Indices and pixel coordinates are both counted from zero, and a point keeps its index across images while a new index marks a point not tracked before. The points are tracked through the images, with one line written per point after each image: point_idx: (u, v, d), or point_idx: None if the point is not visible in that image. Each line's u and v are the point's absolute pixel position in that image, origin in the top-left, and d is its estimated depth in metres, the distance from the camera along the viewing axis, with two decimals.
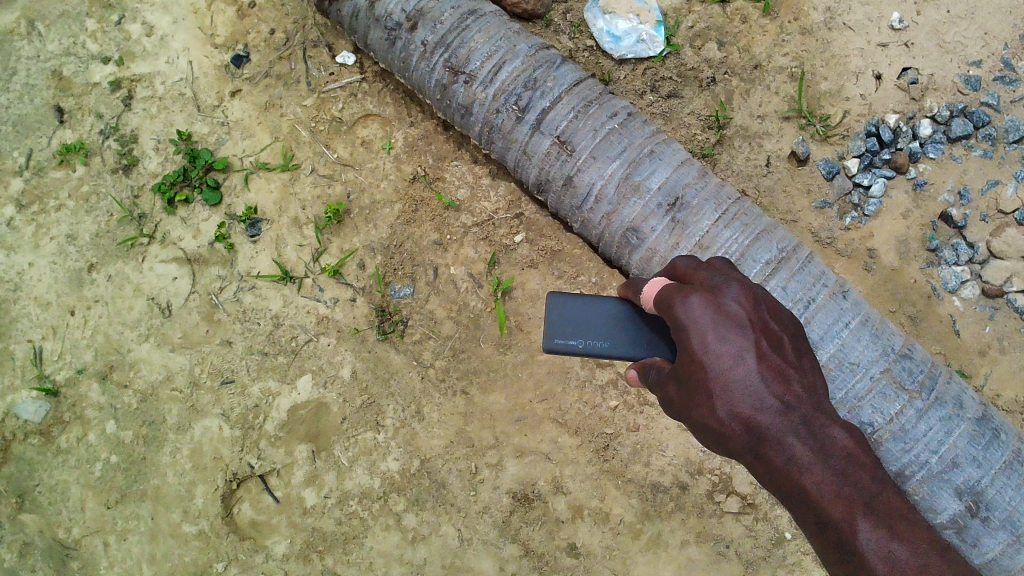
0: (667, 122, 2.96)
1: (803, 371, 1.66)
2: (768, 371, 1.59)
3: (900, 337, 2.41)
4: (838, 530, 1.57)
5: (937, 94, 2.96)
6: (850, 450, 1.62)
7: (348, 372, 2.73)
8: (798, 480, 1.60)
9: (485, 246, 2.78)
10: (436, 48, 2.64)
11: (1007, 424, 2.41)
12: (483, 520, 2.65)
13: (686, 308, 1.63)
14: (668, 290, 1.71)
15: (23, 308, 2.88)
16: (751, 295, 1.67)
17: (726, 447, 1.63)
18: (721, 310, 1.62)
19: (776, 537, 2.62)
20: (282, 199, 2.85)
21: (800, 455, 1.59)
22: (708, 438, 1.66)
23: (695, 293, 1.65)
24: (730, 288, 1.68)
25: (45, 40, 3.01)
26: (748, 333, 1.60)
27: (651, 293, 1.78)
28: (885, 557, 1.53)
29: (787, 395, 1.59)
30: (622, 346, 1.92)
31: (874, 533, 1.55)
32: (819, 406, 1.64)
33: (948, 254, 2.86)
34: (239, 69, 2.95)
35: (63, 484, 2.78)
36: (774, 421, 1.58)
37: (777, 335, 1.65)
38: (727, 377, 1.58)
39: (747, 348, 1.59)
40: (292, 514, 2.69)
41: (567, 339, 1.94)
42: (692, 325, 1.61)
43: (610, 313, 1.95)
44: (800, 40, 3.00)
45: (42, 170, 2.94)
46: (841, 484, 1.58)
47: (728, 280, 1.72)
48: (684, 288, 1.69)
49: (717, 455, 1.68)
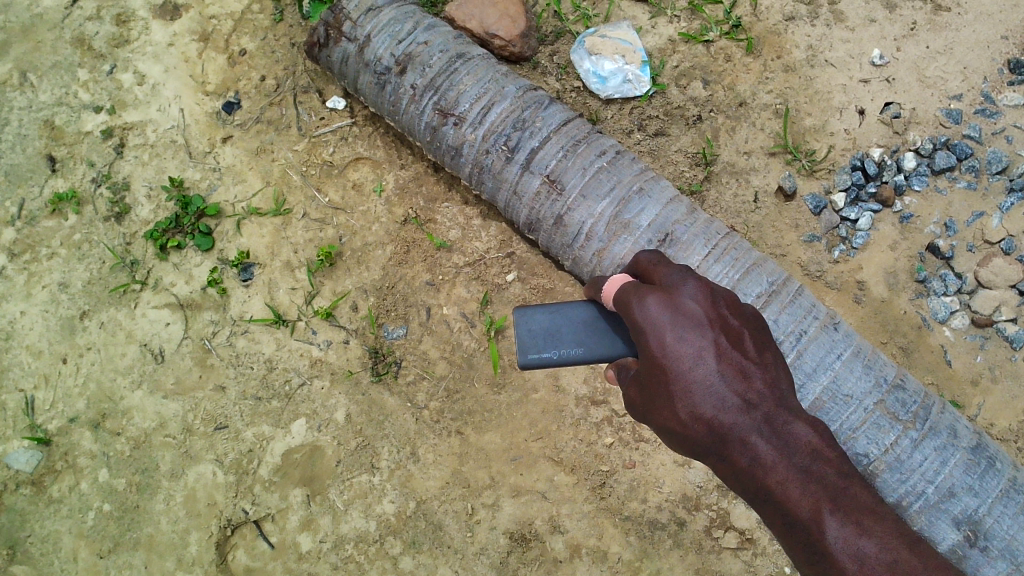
0: (655, 160, 3.00)
1: (767, 366, 1.67)
2: (729, 369, 1.61)
3: (892, 367, 2.42)
4: (806, 529, 1.60)
5: (920, 128, 3.01)
6: (814, 446, 1.65)
7: (343, 415, 2.73)
8: (762, 479, 1.63)
9: (477, 285, 2.79)
10: (425, 91, 2.68)
11: (1003, 453, 2.42)
12: (479, 562, 2.63)
13: (643, 309, 1.65)
14: (625, 290, 1.73)
15: (15, 356, 2.87)
16: (708, 292, 1.68)
17: (691, 446, 1.66)
18: (678, 309, 1.64)
19: (776, 571, 2.61)
20: (274, 243, 2.87)
21: (763, 454, 1.62)
22: (674, 440, 1.68)
23: (652, 295, 1.66)
24: (687, 286, 1.69)
25: (37, 90, 3.04)
26: (707, 332, 1.62)
27: (612, 291, 1.81)
28: (855, 555, 1.56)
29: (749, 393, 1.62)
30: (596, 348, 1.93)
31: (843, 530, 1.58)
32: (782, 403, 1.66)
33: (936, 285, 2.89)
34: (230, 116, 2.98)
35: (55, 535, 2.74)
36: (735, 419, 1.61)
37: (737, 331, 1.67)
38: (687, 378, 1.60)
39: (706, 347, 1.61)
40: (287, 560, 2.66)
41: (540, 351, 1.95)
42: (649, 326, 1.63)
43: (578, 318, 1.96)
44: (783, 77, 3.06)
45: (34, 220, 2.95)
46: (807, 483, 1.61)
47: (685, 278, 1.73)
48: (641, 288, 1.71)
49: (682, 454, 1.71)
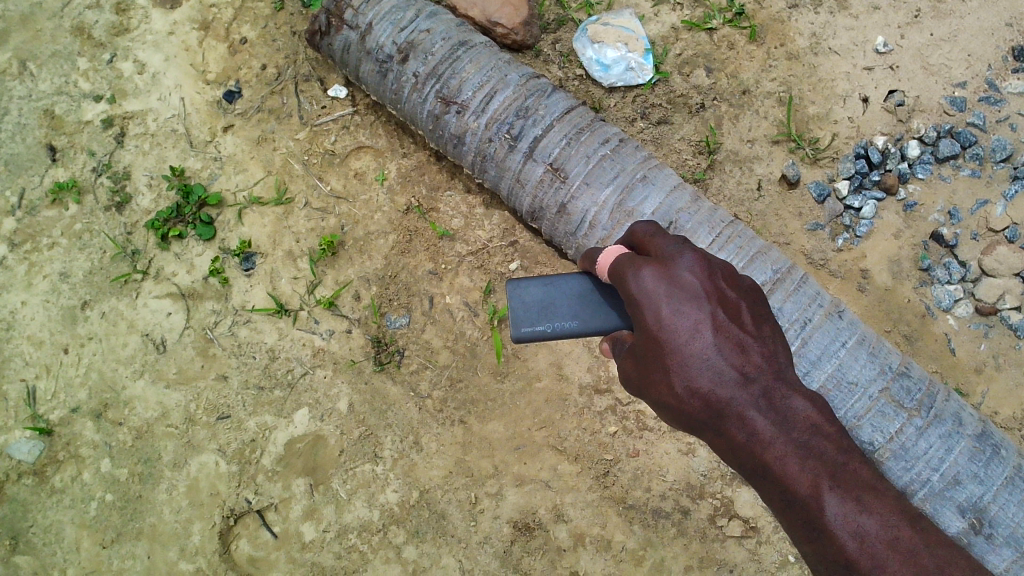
0: (658, 148, 2.98)
1: (764, 340, 1.65)
2: (726, 342, 1.60)
3: (897, 355, 2.44)
4: (805, 506, 1.59)
5: (924, 115, 3.00)
6: (813, 420, 1.63)
7: (345, 404, 2.72)
8: (760, 455, 1.62)
9: (480, 274, 2.78)
10: (428, 79, 2.67)
11: (1008, 441, 2.43)
12: (483, 551, 2.62)
13: (639, 281, 1.64)
14: (622, 262, 1.72)
15: (16, 347, 2.85)
16: (706, 264, 1.66)
17: (686, 421, 1.65)
18: (674, 283, 1.63)
19: (780, 560, 2.59)
20: (276, 232, 2.86)
21: (760, 429, 1.61)
22: (669, 415, 1.68)
23: (648, 267, 1.65)
24: (685, 258, 1.67)
25: (37, 79, 3.02)
26: (704, 305, 1.61)
27: (606, 264, 1.77)
28: (855, 532, 1.55)
29: (746, 366, 1.61)
30: (590, 321, 1.89)
31: (842, 506, 1.56)
32: (780, 377, 1.65)
33: (941, 273, 2.88)
34: (231, 105, 2.97)
35: (58, 525, 2.73)
36: (733, 393, 1.60)
37: (735, 303, 1.65)
38: (684, 351, 1.59)
39: (703, 320, 1.60)
40: (290, 550, 2.65)
41: (534, 325, 1.93)
42: (645, 299, 1.62)
43: (572, 291, 1.93)
44: (787, 65, 3.04)
45: (34, 210, 2.94)
46: (805, 458, 1.60)
47: (683, 249, 1.71)
48: (637, 260, 1.69)
49: (679, 429, 1.70)
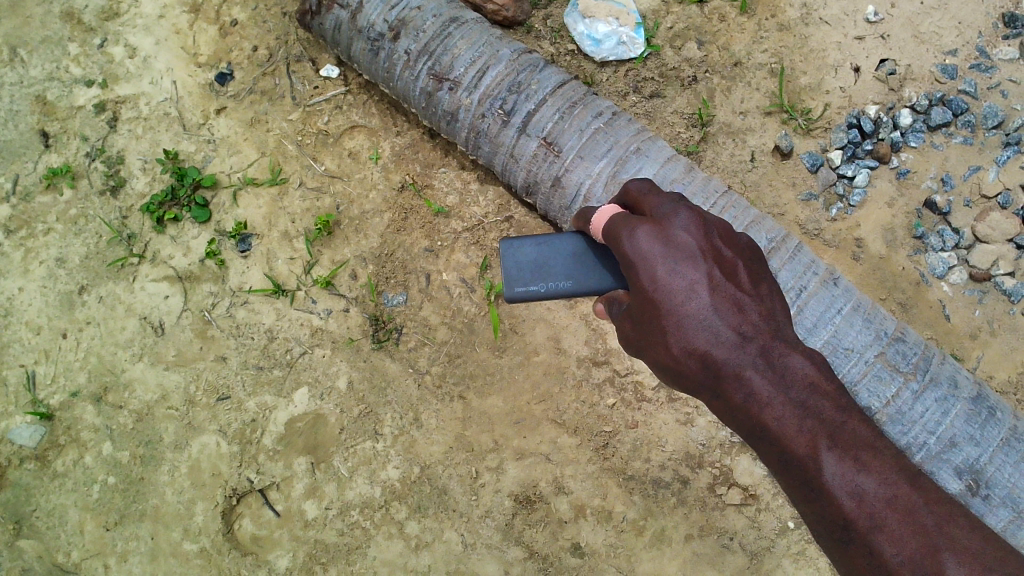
0: (651, 122, 2.98)
1: (761, 298, 1.67)
2: (722, 302, 1.60)
3: (893, 321, 2.49)
4: (803, 466, 1.61)
5: (915, 84, 3.01)
6: (812, 378, 1.65)
7: (345, 382, 2.73)
8: (758, 416, 1.63)
9: (476, 250, 2.79)
10: (420, 56, 2.68)
11: (1004, 403, 2.47)
12: (485, 525, 2.63)
13: (634, 242, 1.62)
14: (615, 221, 1.70)
15: (14, 332, 2.86)
16: (701, 222, 1.65)
17: (684, 381, 1.66)
18: (670, 241, 1.61)
19: (780, 527, 2.59)
20: (271, 213, 2.86)
21: (758, 390, 1.62)
22: (667, 375, 1.69)
23: (642, 226, 1.63)
24: (679, 217, 1.66)
25: (28, 65, 3.02)
26: (701, 264, 1.60)
27: (601, 223, 1.77)
28: (852, 492, 1.57)
29: (744, 326, 1.62)
30: (584, 281, 1.89)
31: (840, 466, 1.58)
32: (779, 335, 1.66)
33: (934, 240, 2.89)
34: (223, 87, 2.97)
35: (61, 508, 2.74)
36: (730, 354, 1.61)
37: (730, 262, 1.66)
38: (681, 311, 1.59)
39: (699, 280, 1.59)
40: (293, 528, 2.67)
41: (528, 285, 1.92)
42: (640, 259, 1.61)
43: (567, 250, 1.92)
44: (778, 36, 3.04)
45: (28, 196, 2.94)
46: (803, 418, 1.62)
47: (677, 206, 1.69)
48: (630, 219, 1.67)
49: (675, 388, 1.71)
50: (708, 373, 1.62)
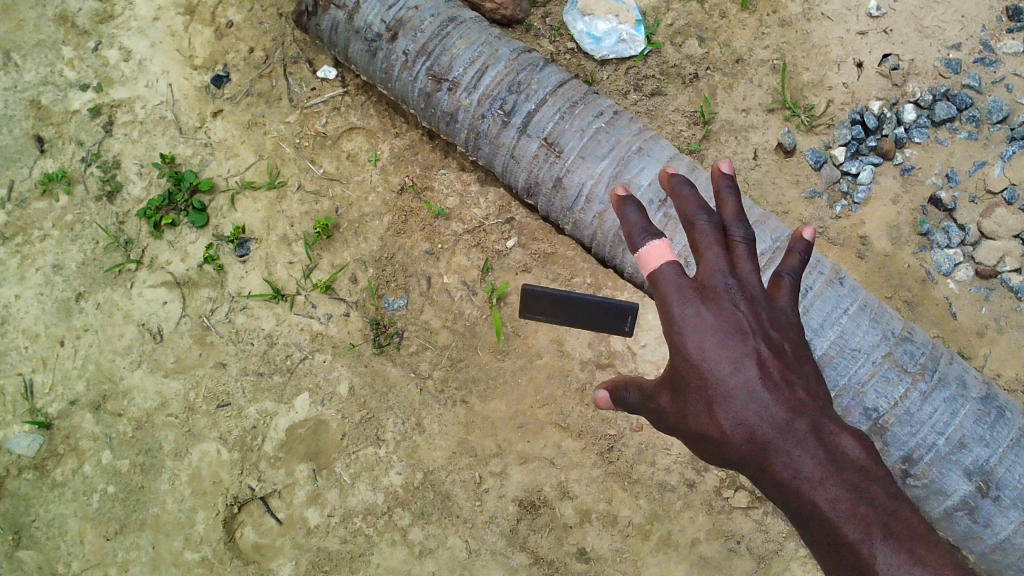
0: (652, 120, 2.94)
1: (807, 376, 1.53)
2: (773, 380, 1.46)
3: (899, 321, 2.46)
4: None
5: (918, 79, 2.97)
6: None
7: (346, 388, 2.70)
8: None
9: (477, 252, 2.75)
10: (418, 56, 2.64)
11: (1012, 403, 2.46)
12: (489, 530, 2.60)
13: (681, 309, 1.49)
14: (671, 281, 1.50)
15: (11, 340, 2.82)
16: (752, 290, 1.52)
17: (726, 459, 1.49)
18: (719, 311, 1.48)
19: (787, 529, 2.57)
20: (269, 217, 2.83)
21: None
22: (705, 450, 1.53)
23: (691, 290, 1.50)
24: (732, 282, 1.51)
25: (22, 70, 2.99)
26: (749, 340, 1.47)
27: (654, 274, 1.53)
28: None
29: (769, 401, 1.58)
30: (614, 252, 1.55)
31: None
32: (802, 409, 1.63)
33: (940, 237, 2.87)
34: (219, 90, 2.95)
35: (61, 518, 2.71)
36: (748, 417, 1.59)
37: (779, 343, 1.51)
38: (724, 387, 1.45)
39: (748, 356, 1.46)
40: (296, 536, 2.63)
41: None
42: (685, 330, 1.48)
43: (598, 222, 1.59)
44: (779, 32, 3.01)
45: (24, 202, 2.90)
46: None
47: (732, 271, 1.52)
48: (683, 279, 1.50)
49: (713, 464, 1.54)
50: (753, 451, 1.45)
